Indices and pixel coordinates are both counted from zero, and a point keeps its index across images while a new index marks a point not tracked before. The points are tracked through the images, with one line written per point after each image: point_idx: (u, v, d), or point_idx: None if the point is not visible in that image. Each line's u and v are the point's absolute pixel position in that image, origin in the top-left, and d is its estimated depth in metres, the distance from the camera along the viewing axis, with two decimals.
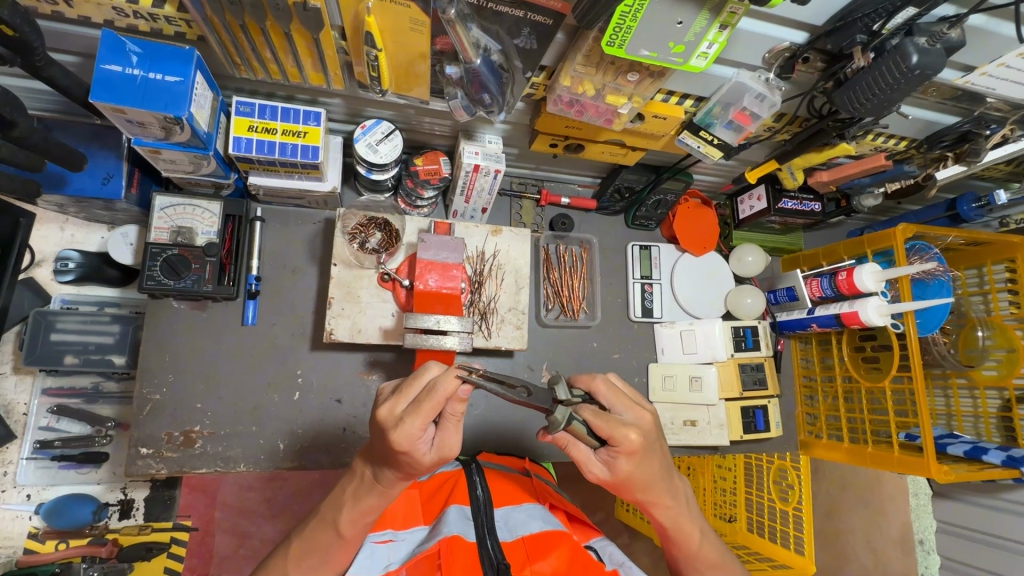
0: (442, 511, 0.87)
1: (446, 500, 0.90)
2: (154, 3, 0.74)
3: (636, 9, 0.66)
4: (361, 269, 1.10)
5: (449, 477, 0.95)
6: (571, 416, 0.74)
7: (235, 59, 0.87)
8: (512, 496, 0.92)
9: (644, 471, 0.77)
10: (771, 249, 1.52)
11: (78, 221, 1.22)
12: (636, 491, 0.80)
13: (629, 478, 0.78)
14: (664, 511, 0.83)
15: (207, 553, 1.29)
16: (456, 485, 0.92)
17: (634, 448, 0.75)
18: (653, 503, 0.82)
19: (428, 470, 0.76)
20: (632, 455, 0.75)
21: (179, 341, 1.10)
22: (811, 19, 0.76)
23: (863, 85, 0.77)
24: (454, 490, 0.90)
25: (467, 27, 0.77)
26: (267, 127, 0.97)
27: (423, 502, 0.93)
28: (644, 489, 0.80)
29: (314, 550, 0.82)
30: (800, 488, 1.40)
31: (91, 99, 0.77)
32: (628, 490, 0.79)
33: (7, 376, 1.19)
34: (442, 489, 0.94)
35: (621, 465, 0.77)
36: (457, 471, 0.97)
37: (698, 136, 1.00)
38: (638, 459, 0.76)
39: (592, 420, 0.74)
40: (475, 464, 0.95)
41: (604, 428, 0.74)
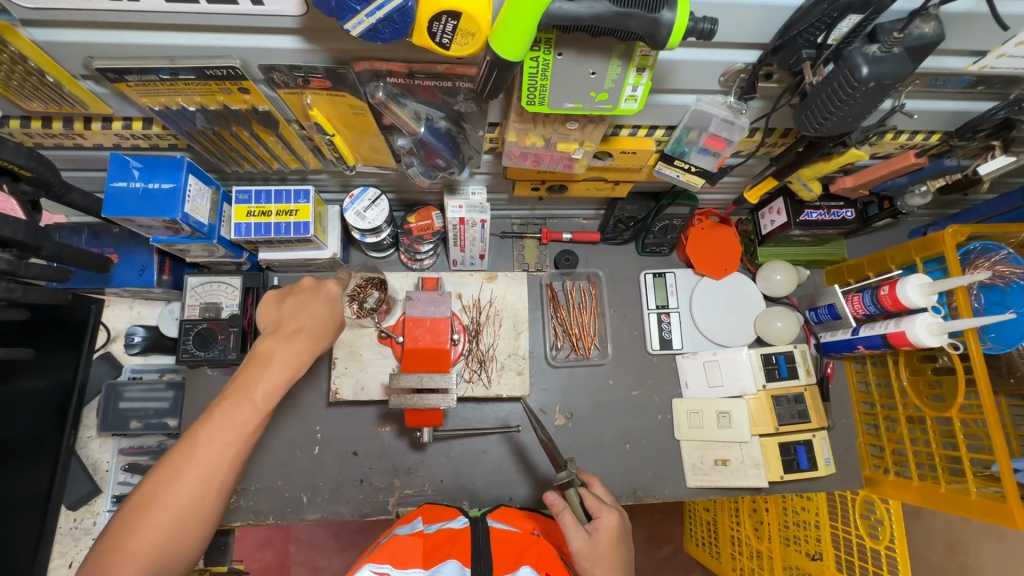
0: (441, 561, 0.82)
1: (446, 552, 0.85)
2: (144, 125, 0.86)
3: (543, 69, 0.65)
4: (362, 326, 1.16)
5: (453, 534, 0.92)
6: (571, 482, 0.94)
7: (223, 157, 0.97)
8: (515, 556, 0.85)
9: (616, 555, 0.87)
10: (807, 262, 1.36)
11: (141, 301, 1.42)
12: (602, 569, 0.86)
13: (603, 554, 0.87)
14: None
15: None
16: (459, 542, 0.88)
17: (613, 525, 0.90)
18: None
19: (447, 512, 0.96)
20: (613, 528, 0.89)
21: (213, 404, 1.22)
22: (757, 39, 0.69)
23: (819, 102, 0.69)
24: (456, 545, 0.87)
25: (403, 103, 0.80)
26: (264, 210, 1.07)
27: (424, 550, 0.86)
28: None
29: (228, 422, 0.76)
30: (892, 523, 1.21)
31: (104, 213, 0.89)
32: (593, 564, 0.86)
33: (93, 439, 1.38)
34: (445, 543, 0.89)
35: (601, 534, 0.88)
36: (464, 530, 0.93)
37: (674, 165, 0.96)
38: (615, 539, 0.89)
39: (588, 495, 0.92)
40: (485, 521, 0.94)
41: (595, 502, 0.92)
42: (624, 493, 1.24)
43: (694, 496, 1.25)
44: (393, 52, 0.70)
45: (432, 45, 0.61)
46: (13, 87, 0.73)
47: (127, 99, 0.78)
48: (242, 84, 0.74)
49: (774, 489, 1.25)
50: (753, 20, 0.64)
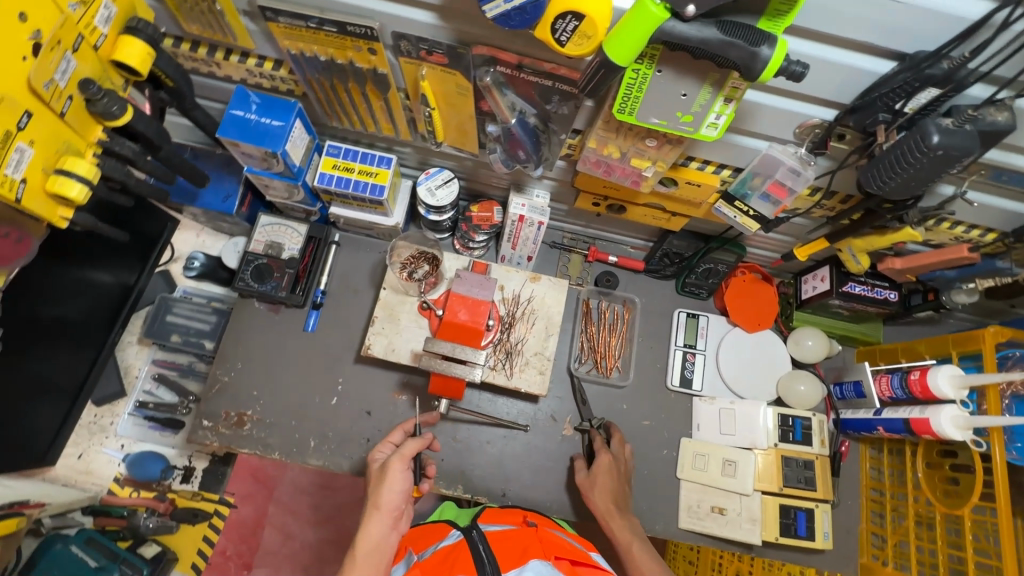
0: None
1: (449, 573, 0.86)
2: (273, 67, 0.97)
3: (641, 81, 0.72)
4: (406, 295, 1.21)
5: (449, 552, 0.91)
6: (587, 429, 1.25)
7: (328, 112, 1.07)
8: (519, 556, 0.88)
9: (608, 488, 1.11)
10: (839, 337, 1.38)
11: (209, 230, 1.53)
12: (599, 494, 1.10)
13: (596, 482, 1.12)
14: (617, 529, 1.06)
15: (255, 544, 1.46)
16: (459, 557, 0.89)
17: (608, 463, 1.13)
18: (612, 521, 1.07)
19: (382, 473, 0.94)
20: (609, 466, 1.14)
21: (250, 335, 1.29)
22: (838, 98, 0.75)
23: (885, 163, 0.73)
24: (457, 563, 0.87)
25: (504, 92, 0.88)
26: (348, 166, 1.16)
27: None
28: (606, 502, 1.09)
29: None
30: None
31: (217, 133, 1.00)
32: (593, 490, 1.11)
33: (132, 344, 1.47)
34: (446, 563, 0.89)
35: (598, 468, 1.14)
36: (457, 542, 0.93)
37: (733, 206, 1.00)
38: (603, 475, 1.13)
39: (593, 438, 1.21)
40: (477, 529, 0.95)
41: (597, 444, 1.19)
42: None
43: (683, 538, 1.23)
44: (511, 43, 0.79)
45: (551, 40, 0.70)
46: (184, 7, 0.84)
47: (271, 40, 0.90)
48: (372, 46, 0.84)
49: (765, 552, 1.23)
50: (839, 78, 0.70)
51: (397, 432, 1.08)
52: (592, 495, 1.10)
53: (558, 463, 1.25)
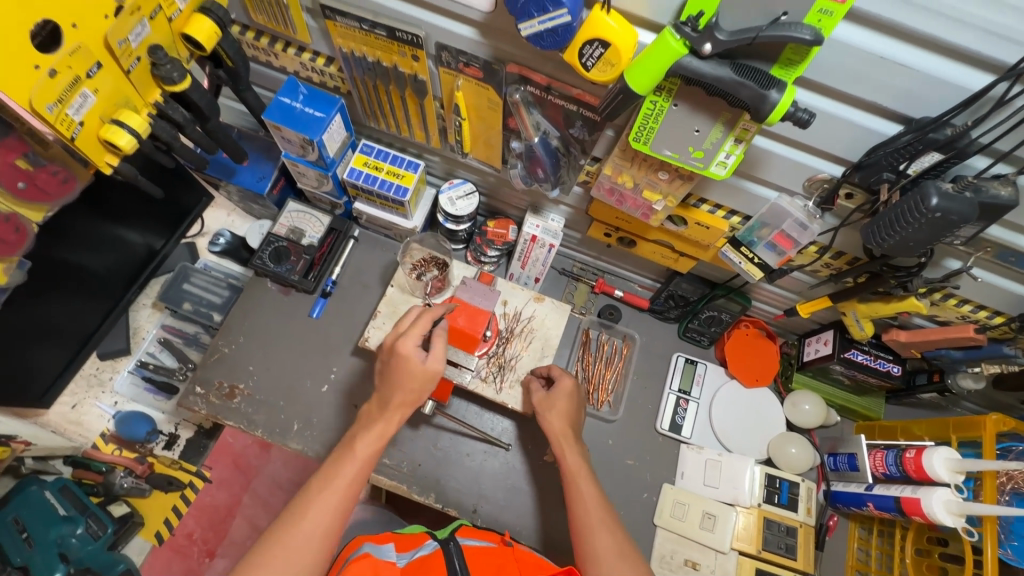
0: None
1: None
2: (325, 63, 1.05)
3: (657, 113, 0.76)
4: (410, 295, 1.23)
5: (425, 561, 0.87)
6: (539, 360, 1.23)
7: (368, 112, 1.15)
8: None
9: (561, 413, 1.12)
10: (840, 408, 1.35)
11: (239, 211, 1.60)
12: (553, 415, 1.11)
13: (550, 406, 1.12)
14: (569, 455, 1.08)
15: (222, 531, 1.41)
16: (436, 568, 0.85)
17: (570, 389, 1.14)
18: (564, 444, 1.09)
19: (419, 383, 0.97)
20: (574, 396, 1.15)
21: (257, 312, 1.33)
22: (846, 155, 0.77)
23: (886, 220, 0.75)
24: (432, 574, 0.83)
25: (531, 112, 0.94)
26: (377, 165, 1.22)
27: None
28: (558, 425, 1.10)
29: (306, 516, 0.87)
30: None
31: (263, 115, 1.07)
32: (550, 412, 1.12)
33: (145, 306, 1.52)
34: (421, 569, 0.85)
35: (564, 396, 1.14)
36: (434, 553, 0.89)
37: (739, 251, 1.02)
38: (557, 406, 1.12)
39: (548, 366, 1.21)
40: (455, 543, 0.91)
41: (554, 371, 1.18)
42: None
43: None
44: (542, 65, 0.85)
45: (577, 64, 0.75)
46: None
47: (327, 37, 0.98)
48: (416, 52, 0.91)
49: None
50: (847, 135, 0.73)
51: (427, 320, 1.01)
52: (549, 417, 1.11)
53: (534, 488, 1.23)
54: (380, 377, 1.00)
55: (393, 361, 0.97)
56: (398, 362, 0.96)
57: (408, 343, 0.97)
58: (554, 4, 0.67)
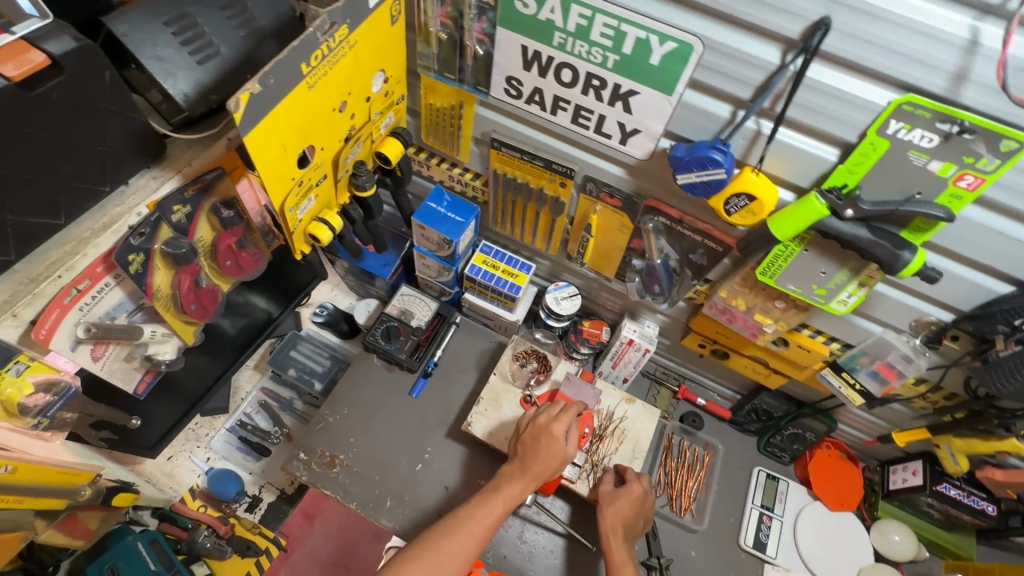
0: None
1: None
2: (473, 178, 1.23)
3: (787, 255, 0.89)
4: (511, 384, 1.33)
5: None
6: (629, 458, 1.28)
7: (497, 219, 1.31)
8: None
9: (619, 511, 1.16)
10: (928, 542, 1.33)
11: (345, 287, 1.75)
12: (611, 509, 1.17)
13: (611, 499, 1.18)
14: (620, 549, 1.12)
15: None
16: None
17: (637, 496, 1.19)
18: (612, 539, 1.13)
19: (557, 464, 1.07)
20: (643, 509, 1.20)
21: (362, 385, 1.43)
22: (957, 303, 0.87)
23: (1004, 368, 0.83)
24: None
25: (657, 237, 1.07)
26: (494, 264, 1.37)
27: None
28: (613, 521, 1.15)
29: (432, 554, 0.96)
30: None
31: (415, 218, 1.24)
32: (609, 503, 1.17)
33: (249, 368, 1.63)
34: None
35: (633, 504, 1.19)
36: None
37: (840, 375, 1.10)
38: (616, 503, 1.17)
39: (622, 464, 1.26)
40: None
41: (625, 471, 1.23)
42: None
43: None
44: (678, 203, 0.99)
45: (721, 209, 0.88)
46: (433, 127, 1.12)
47: (484, 161, 1.16)
48: (565, 181, 1.07)
49: None
50: (962, 288, 0.84)
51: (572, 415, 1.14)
52: (606, 510, 1.16)
53: None
54: (523, 445, 1.10)
55: (542, 439, 1.08)
56: (545, 441, 1.08)
57: (559, 427, 1.09)
58: (714, 165, 0.82)
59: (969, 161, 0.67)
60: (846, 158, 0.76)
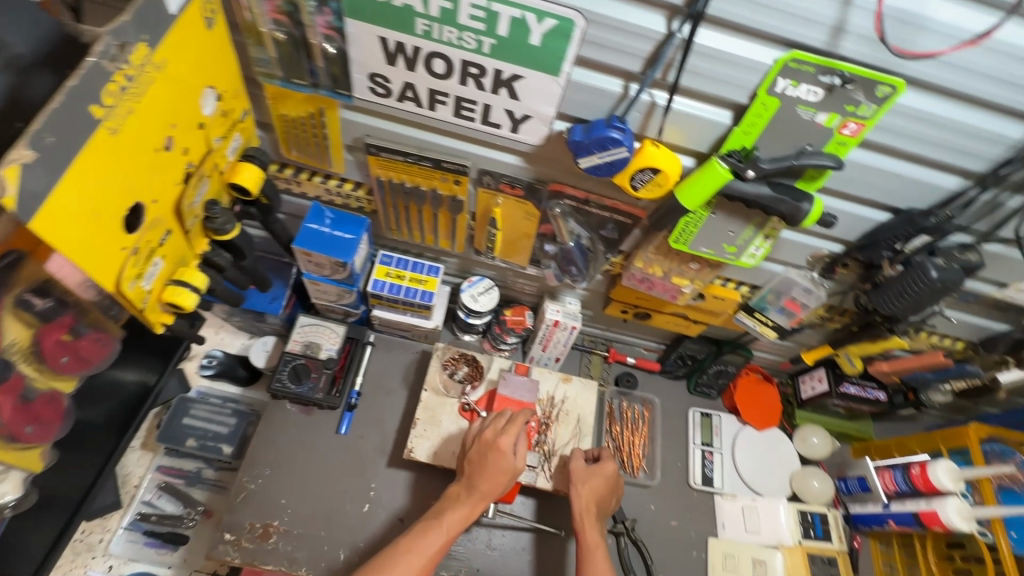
0: None
1: None
2: (353, 188, 1.08)
3: (697, 221, 0.88)
4: (446, 396, 1.25)
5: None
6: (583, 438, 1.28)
7: (392, 227, 1.18)
8: None
9: (593, 490, 1.16)
10: (838, 433, 1.52)
11: (231, 328, 1.53)
12: (585, 488, 1.16)
13: (586, 477, 1.17)
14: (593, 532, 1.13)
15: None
16: None
17: (610, 474, 1.18)
18: (586, 518, 1.14)
19: (507, 480, 0.99)
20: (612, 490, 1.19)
21: (280, 438, 1.26)
22: (845, 235, 0.93)
23: (893, 290, 0.91)
24: None
25: (566, 219, 1.03)
26: (399, 274, 1.26)
27: None
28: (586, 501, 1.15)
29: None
30: None
31: (294, 245, 1.07)
32: (584, 482, 1.17)
33: (135, 450, 1.39)
34: None
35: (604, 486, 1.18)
36: None
37: (754, 316, 1.15)
38: (589, 482, 1.17)
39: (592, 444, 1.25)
40: None
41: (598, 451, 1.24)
42: None
43: None
44: (582, 183, 0.95)
45: (627, 186, 0.85)
46: (293, 139, 0.96)
47: (362, 168, 1.02)
48: (459, 178, 0.97)
49: None
50: (849, 223, 0.89)
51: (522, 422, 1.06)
52: (579, 490, 1.16)
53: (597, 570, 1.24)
54: (470, 463, 1.02)
55: (491, 457, 1.00)
56: (493, 459, 0.99)
57: (506, 441, 1.01)
58: (615, 145, 0.77)
59: (850, 109, 0.69)
60: (741, 120, 0.75)
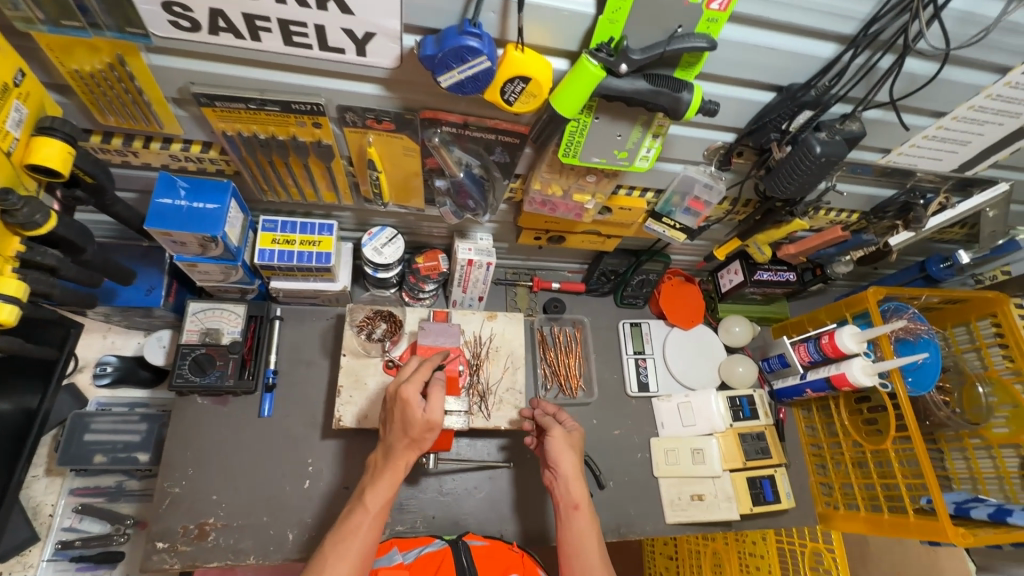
0: None
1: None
2: (201, 149, 0.93)
3: (582, 128, 0.82)
4: (368, 357, 1.19)
5: (435, 553, 1.00)
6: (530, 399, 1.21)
7: (263, 187, 1.04)
8: None
9: (570, 451, 1.08)
10: (759, 319, 1.58)
11: (119, 329, 1.37)
12: (568, 451, 1.07)
13: (566, 439, 1.09)
14: (573, 485, 1.05)
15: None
16: (445, 564, 0.97)
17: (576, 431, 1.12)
18: (570, 481, 1.05)
19: (421, 431, 0.94)
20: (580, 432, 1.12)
21: (197, 435, 1.17)
22: (735, 123, 0.90)
23: (784, 172, 0.91)
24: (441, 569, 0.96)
25: (450, 149, 0.94)
26: (288, 238, 1.13)
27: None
28: (573, 464, 1.06)
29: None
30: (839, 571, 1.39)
31: (146, 226, 0.93)
32: (562, 447, 1.07)
33: (40, 478, 1.26)
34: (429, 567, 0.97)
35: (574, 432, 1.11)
36: (443, 550, 1.01)
37: (662, 222, 1.14)
38: (567, 445, 1.08)
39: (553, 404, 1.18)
40: (463, 541, 1.02)
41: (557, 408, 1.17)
42: (609, 529, 1.29)
43: (673, 532, 1.31)
44: (455, 105, 0.85)
45: (500, 101, 0.76)
46: (100, 102, 0.79)
47: (203, 124, 0.87)
48: (317, 119, 0.85)
49: (743, 525, 1.35)
50: (736, 109, 0.86)
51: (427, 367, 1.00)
52: (557, 453, 1.07)
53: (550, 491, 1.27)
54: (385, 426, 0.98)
55: (400, 410, 0.95)
56: (400, 411, 0.94)
57: (411, 390, 0.96)
58: (472, 55, 0.67)
59: None
60: (604, 8, 0.66)
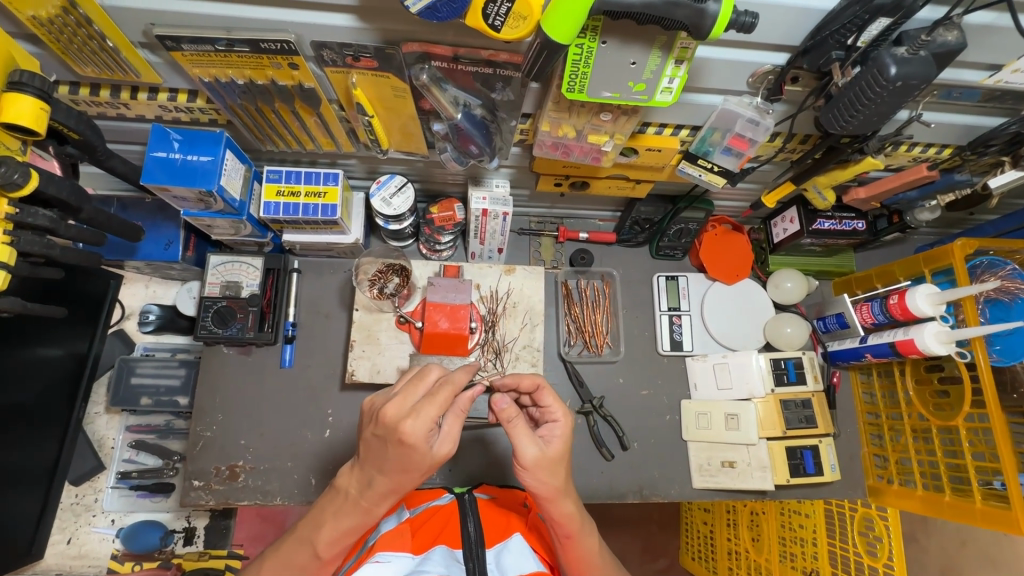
0: (432, 547, 0.86)
1: (437, 535, 0.89)
2: (188, 98, 0.89)
3: (586, 56, 0.68)
4: (380, 312, 1.17)
5: (439, 510, 0.95)
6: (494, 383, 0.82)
7: (260, 136, 0.99)
8: (503, 531, 0.91)
9: (557, 476, 0.79)
10: (817, 272, 1.40)
11: (158, 279, 1.42)
12: (553, 479, 0.79)
13: (550, 470, 0.78)
14: (557, 511, 0.81)
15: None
16: (448, 522, 0.92)
17: (568, 440, 0.81)
18: (556, 509, 0.81)
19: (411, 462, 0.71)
20: (565, 438, 0.80)
21: (225, 383, 1.22)
22: (787, 39, 0.72)
23: (846, 101, 0.74)
24: (444, 529, 0.90)
25: (443, 87, 0.83)
26: (293, 190, 1.08)
27: (413, 533, 0.90)
28: (558, 489, 0.79)
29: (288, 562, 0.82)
30: (891, 540, 1.25)
31: (142, 181, 0.91)
32: (544, 476, 0.78)
33: (100, 415, 1.37)
34: (433, 519, 0.93)
35: (554, 447, 0.79)
36: (449, 504, 0.97)
37: (697, 164, 0.99)
38: (551, 475, 0.78)
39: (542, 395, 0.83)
40: (469, 496, 0.97)
41: (547, 402, 0.83)
42: (631, 491, 1.25)
43: (700, 497, 1.25)
44: (442, 35, 0.73)
45: (484, 27, 0.64)
46: (71, 51, 0.75)
47: (178, 70, 0.82)
48: (292, 60, 0.77)
49: (779, 494, 1.26)
50: (785, 20, 0.68)
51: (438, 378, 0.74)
52: (537, 482, 0.78)
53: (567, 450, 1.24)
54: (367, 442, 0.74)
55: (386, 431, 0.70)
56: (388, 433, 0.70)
57: (413, 429, 0.68)
58: None
59: None
60: None
